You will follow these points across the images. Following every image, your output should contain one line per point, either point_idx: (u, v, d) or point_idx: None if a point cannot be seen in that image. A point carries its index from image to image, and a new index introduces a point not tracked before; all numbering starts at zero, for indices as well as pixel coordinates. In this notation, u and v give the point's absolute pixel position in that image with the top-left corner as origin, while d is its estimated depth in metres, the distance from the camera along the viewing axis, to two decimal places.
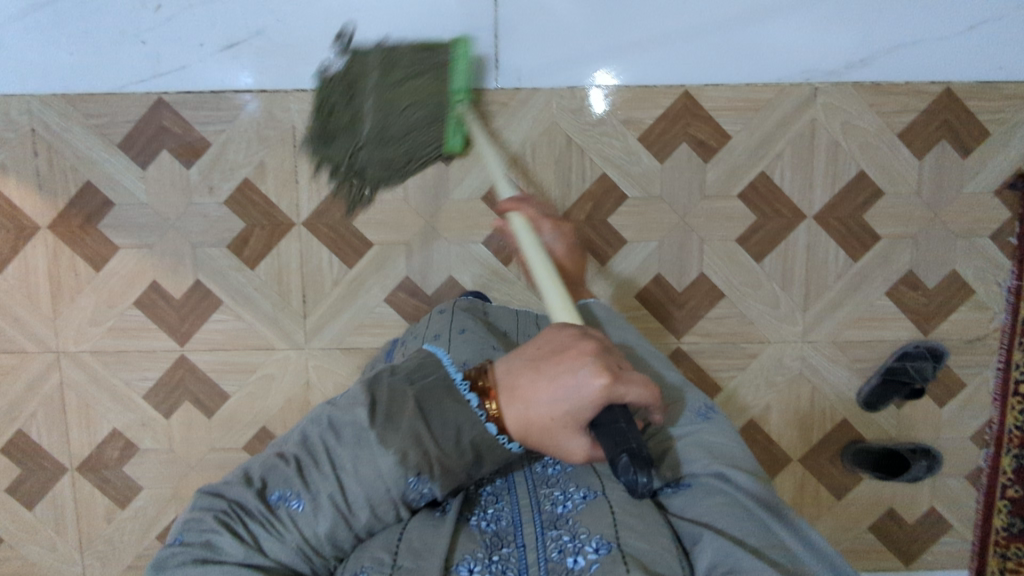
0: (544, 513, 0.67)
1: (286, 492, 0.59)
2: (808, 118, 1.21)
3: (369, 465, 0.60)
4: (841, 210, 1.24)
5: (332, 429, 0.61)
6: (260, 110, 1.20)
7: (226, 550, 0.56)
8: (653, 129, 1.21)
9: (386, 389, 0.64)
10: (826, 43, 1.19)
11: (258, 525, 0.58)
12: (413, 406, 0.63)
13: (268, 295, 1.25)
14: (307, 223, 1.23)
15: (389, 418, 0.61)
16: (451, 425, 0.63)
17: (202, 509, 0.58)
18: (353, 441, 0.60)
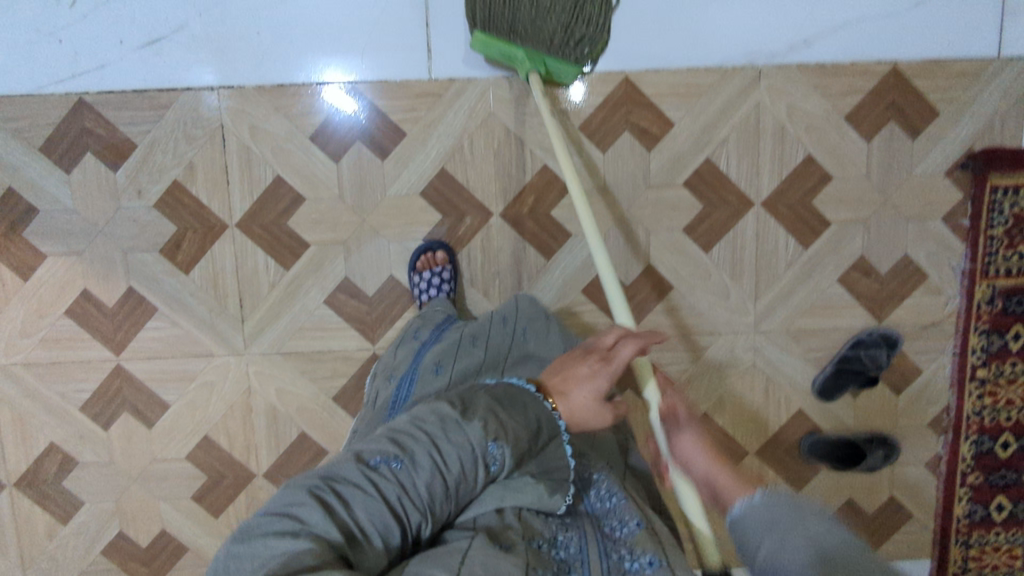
0: (613, 564, 0.76)
1: (384, 465, 0.69)
2: (752, 102, 1.18)
3: (454, 436, 0.72)
4: (790, 196, 1.21)
5: (418, 417, 0.74)
6: (185, 108, 1.16)
7: (317, 520, 0.63)
8: (594, 118, 1.18)
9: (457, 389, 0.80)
10: (769, 23, 1.16)
11: (353, 495, 0.66)
12: (485, 393, 0.78)
13: (204, 300, 1.22)
14: (241, 225, 1.19)
15: (469, 398, 0.77)
16: (521, 408, 0.77)
17: (309, 478, 0.68)
18: (435, 419, 0.73)
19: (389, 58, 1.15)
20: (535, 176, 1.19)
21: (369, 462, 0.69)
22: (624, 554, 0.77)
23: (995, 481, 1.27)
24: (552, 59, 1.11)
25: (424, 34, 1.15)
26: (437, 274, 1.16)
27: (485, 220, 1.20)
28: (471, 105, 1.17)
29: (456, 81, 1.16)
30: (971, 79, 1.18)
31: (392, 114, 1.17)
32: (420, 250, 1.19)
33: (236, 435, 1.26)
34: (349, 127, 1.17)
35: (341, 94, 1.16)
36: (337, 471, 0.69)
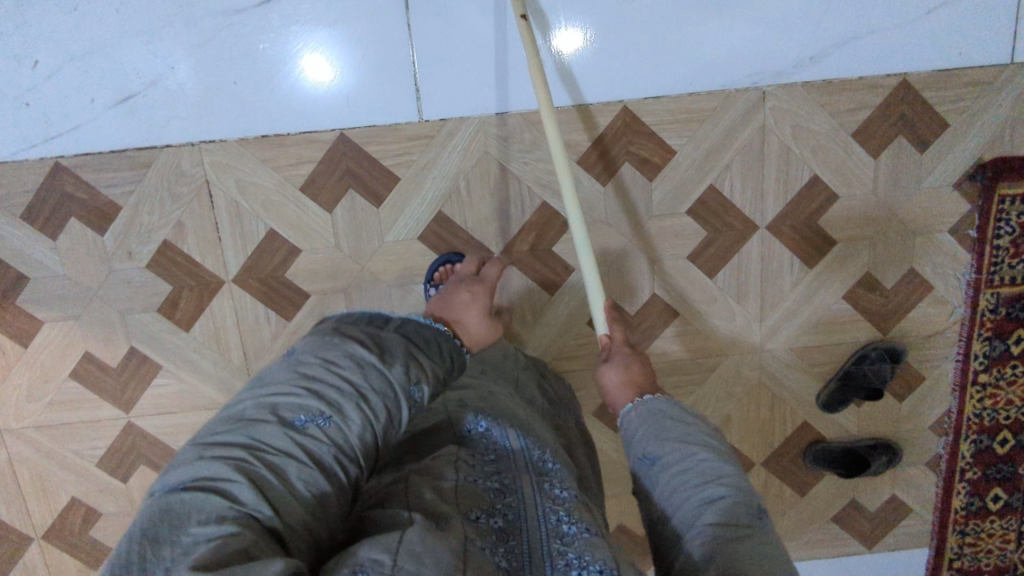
0: (551, 532, 0.60)
1: (304, 418, 0.64)
2: (756, 125, 1.13)
3: (370, 378, 0.69)
4: (795, 218, 1.18)
5: (324, 361, 0.69)
6: (167, 165, 1.11)
7: (242, 492, 0.56)
8: (593, 151, 1.14)
9: (354, 327, 0.75)
10: (772, 42, 1.10)
11: (276, 456, 0.60)
12: (388, 336, 0.76)
13: (208, 355, 1.21)
14: (238, 280, 1.17)
15: (376, 339, 0.74)
16: (437, 346, 0.81)
17: (210, 449, 0.59)
18: (349, 364, 0.69)
19: (376, 102, 1.10)
20: (534, 213, 1.16)
21: (283, 419, 0.63)
22: (561, 519, 0.62)
23: (992, 475, 1.30)
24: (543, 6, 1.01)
25: (411, 74, 1.09)
26: None
27: (485, 260, 1.18)
28: (464, 145, 1.12)
29: (448, 121, 1.11)
30: (983, 88, 1.13)
31: (383, 159, 1.12)
32: (438, 262, 1.16)
33: None
34: (339, 175, 1.13)
35: (329, 142, 1.11)
36: (246, 436, 0.61)
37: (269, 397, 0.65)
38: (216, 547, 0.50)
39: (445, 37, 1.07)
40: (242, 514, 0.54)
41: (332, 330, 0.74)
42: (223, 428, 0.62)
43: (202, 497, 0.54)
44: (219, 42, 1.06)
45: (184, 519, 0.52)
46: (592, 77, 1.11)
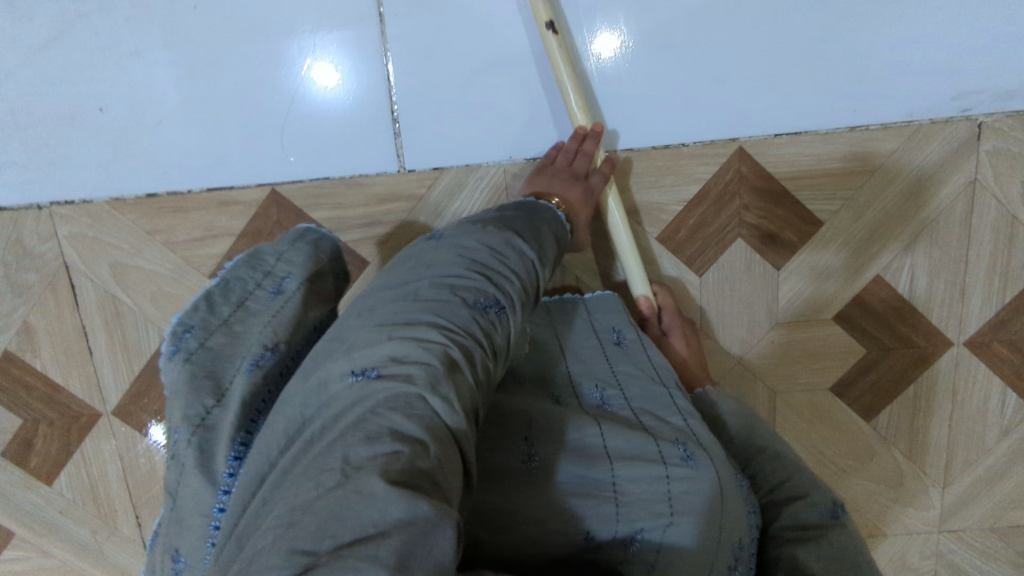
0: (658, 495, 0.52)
1: (481, 304, 0.47)
2: (961, 178, 0.68)
3: (532, 273, 0.52)
4: (1015, 329, 0.72)
5: (503, 243, 0.51)
6: (1, 237, 0.70)
7: (441, 399, 0.39)
8: (685, 219, 0.70)
9: (516, 215, 0.56)
10: (992, 40, 0.65)
11: (463, 358, 0.43)
12: (535, 222, 0.57)
13: (81, 520, 0.79)
14: (122, 412, 0.75)
15: (538, 228, 0.56)
16: (548, 224, 0.57)
17: (391, 350, 0.42)
18: (514, 252, 0.51)
19: (331, 141, 0.68)
20: None
21: (463, 300, 0.46)
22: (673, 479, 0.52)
23: None
24: None
25: (387, 94, 0.68)
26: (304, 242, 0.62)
27: None
28: (473, 207, 0.70)
29: (446, 170, 0.69)
30: None
31: (342, 232, 0.70)
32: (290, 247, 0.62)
33: None
34: None
35: (255, 205, 0.69)
36: (427, 325, 0.44)
37: (442, 275, 0.47)
38: (406, 457, 0.35)
39: (444, 36, 0.67)
40: (434, 423, 0.38)
41: (492, 213, 0.56)
42: (385, 335, 0.43)
43: (391, 381, 0.40)
44: (82, 44, 0.66)
45: (368, 417, 0.37)
46: (686, 100, 0.67)
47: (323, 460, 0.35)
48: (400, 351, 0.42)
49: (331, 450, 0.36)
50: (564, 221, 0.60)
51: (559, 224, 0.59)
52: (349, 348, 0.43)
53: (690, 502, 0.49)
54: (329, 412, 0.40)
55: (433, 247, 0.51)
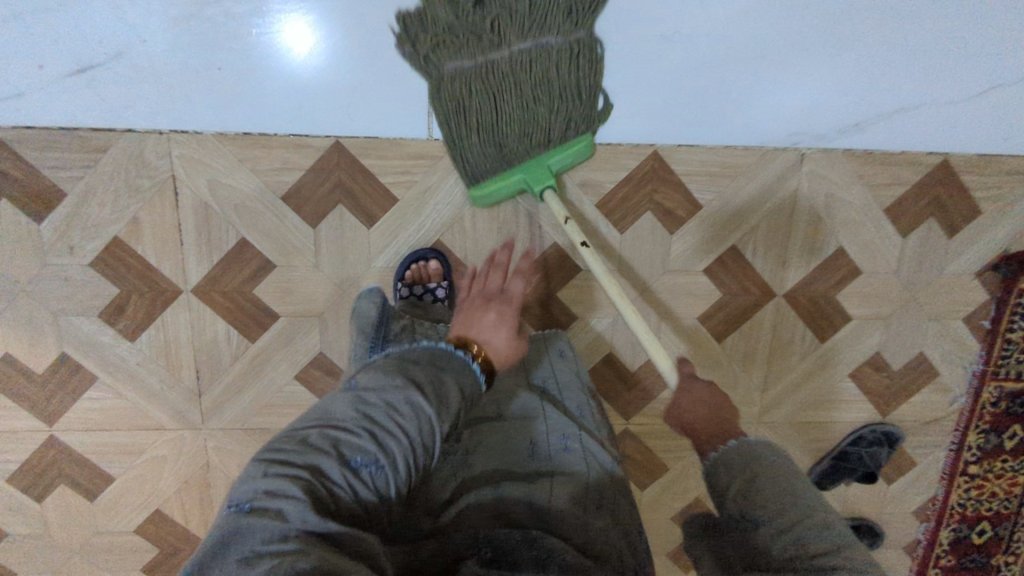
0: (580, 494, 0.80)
1: (360, 460, 0.55)
2: (789, 188, 1.06)
3: (427, 424, 0.60)
4: (814, 289, 1.11)
5: (398, 370, 0.62)
6: (127, 151, 0.95)
7: (306, 511, 0.49)
8: (615, 194, 1.04)
9: (417, 368, 0.64)
10: (846, 104, 1.00)
11: (338, 476, 0.53)
12: (433, 369, 0.65)
13: (154, 370, 1.06)
14: (198, 291, 1.02)
15: (439, 376, 0.65)
16: (458, 380, 0.67)
17: (266, 478, 0.51)
18: (411, 415, 0.59)
19: (386, 115, 0.94)
20: (542, 254, 1.06)
21: (342, 456, 0.54)
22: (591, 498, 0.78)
23: (966, 563, 1.32)
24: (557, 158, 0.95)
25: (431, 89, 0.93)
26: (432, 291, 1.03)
27: None
28: None
29: None
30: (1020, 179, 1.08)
31: (382, 176, 0.99)
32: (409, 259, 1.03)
33: (191, 509, 1.14)
34: (330, 187, 0.99)
35: (321, 149, 0.97)
36: (303, 464, 0.52)
37: (330, 428, 0.55)
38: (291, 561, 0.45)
39: None
40: (307, 530, 0.49)
41: (399, 352, 0.67)
42: (264, 462, 0.52)
43: (265, 520, 0.48)
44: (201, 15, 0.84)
45: (248, 549, 0.46)
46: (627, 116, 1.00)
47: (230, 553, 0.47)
48: (274, 483, 0.50)
49: (225, 564, 0.46)
50: (479, 377, 0.70)
51: (469, 375, 0.69)
52: (232, 488, 0.52)
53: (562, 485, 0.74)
54: (212, 537, 0.48)
55: (338, 395, 0.60)
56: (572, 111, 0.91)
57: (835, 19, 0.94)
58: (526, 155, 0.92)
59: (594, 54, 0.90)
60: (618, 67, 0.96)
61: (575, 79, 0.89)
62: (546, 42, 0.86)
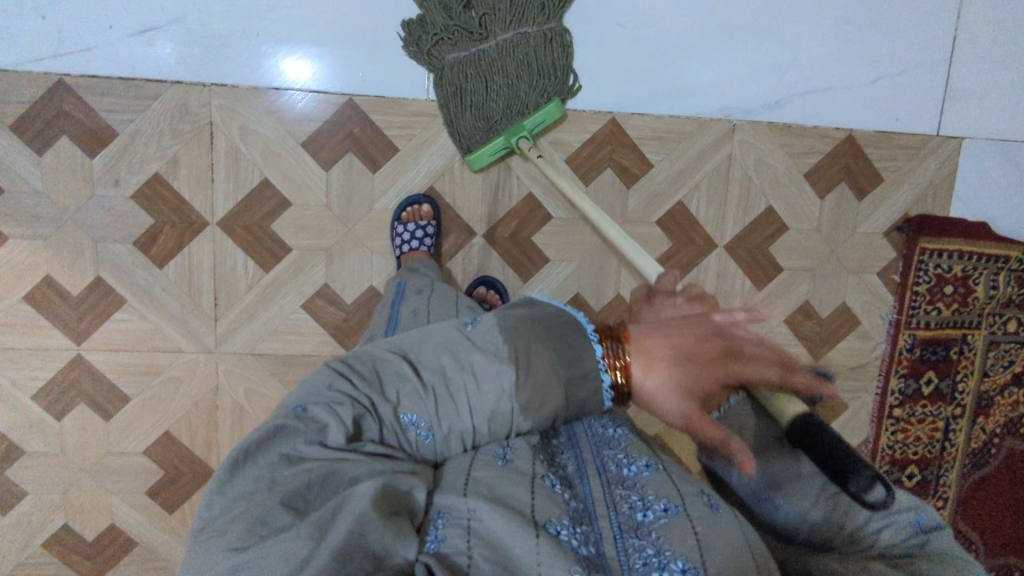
0: (610, 474, 0.70)
1: (416, 414, 0.66)
2: (724, 153, 1.28)
3: (503, 390, 0.66)
4: (750, 242, 1.32)
5: (506, 341, 0.67)
6: (174, 100, 1.14)
7: (337, 443, 0.61)
8: (580, 152, 1.24)
9: (525, 332, 0.68)
10: (764, 82, 1.26)
11: (375, 427, 0.64)
12: (552, 351, 0.67)
13: (177, 296, 1.20)
14: (222, 224, 1.18)
15: (539, 352, 0.67)
16: (560, 360, 0.67)
17: (323, 398, 0.63)
18: (492, 372, 0.66)
19: (388, 76, 1.18)
20: (520, 203, 1.25)
21: (400, 403, 0.65)
22: (620, 461, 0.71)
23: None
24: (530, 120, 1.17)
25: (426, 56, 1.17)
26: (421, 228, 1.18)
27: (468, 239, 1.25)
28: None
29: None
30: (912, 152, 1.32)
31: (386, 129, 1.19)
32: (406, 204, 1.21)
33: (198, 432, 1.25)
34: (343, 137, 1.18)
35: (336, 105, 1.17)
36: (356, 397, 0.64)
37: (406, 367, 0.67)
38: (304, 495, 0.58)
39: None
40: (327, 462, 0.60)
41: (512, 319, 0.69)
42: (329, 382, 0.64)
43: (308, 434, 0.61)
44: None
45: (276, 457, 0.60)
46: (590, 89, 1.23)
47: (272, 448, 0.60)
48: (325, 408, 0.62)
49: (270, 454, 0.60)
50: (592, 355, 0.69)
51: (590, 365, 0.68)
52: (303, 384, 0.65)
53: (566, 520, 0.61)
54: (267, 424, 0.61)
55: (452, 338, 0.69)
56: (547, 87, 1.17)
57: (745, 11, 1.23)
58: (507, 122, 1.16)
59: (565, 44, 1.17)
60: (579, 48, 1.21)
61: (548, 63, 1.16)
62: (525, 32, 1.14)
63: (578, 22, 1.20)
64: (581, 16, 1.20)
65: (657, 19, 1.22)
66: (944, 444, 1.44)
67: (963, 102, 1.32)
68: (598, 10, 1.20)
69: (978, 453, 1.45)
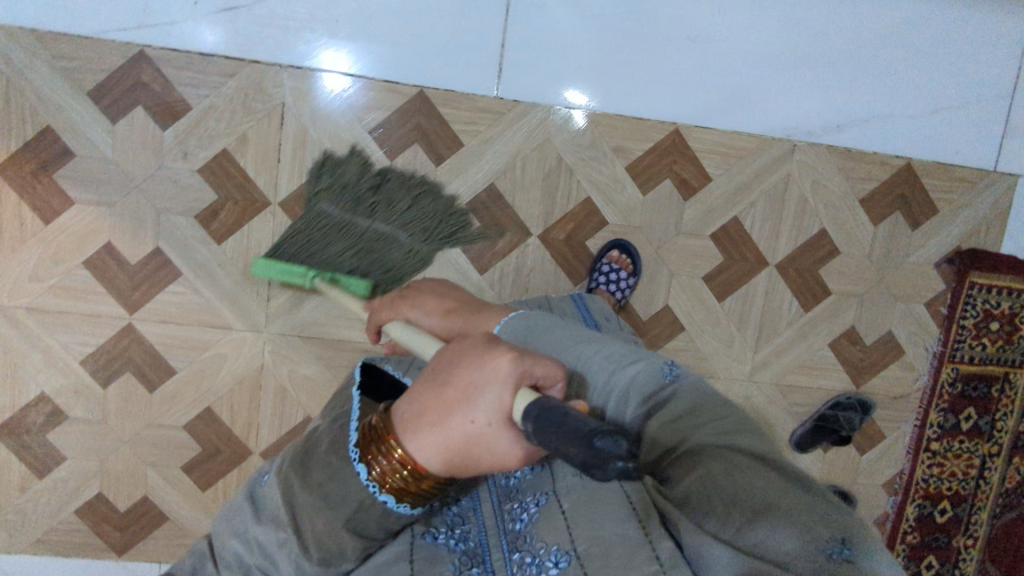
0: (507, 533, 0.66)
1: None
2: (783, 172, 1.28)
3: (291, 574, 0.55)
4: (800, 263, 1.32)
5: (287, 507, 0.54)
6: (248, 79, 1.15)
7: None
8: (641, 160, 1.25)
9: (306, 494, 0.54)
10: (825, 104, 1.28)
11: None
12: (330, 513, 0.53)
13: (232, 272, 1.21)
14: (284, 205, 1.20)
15: (322, 503, 0.54)
16: (346, 504, 0.53)
17: None
18: (276, 546, 0.55)
19: (459, 71, 1.19)
20: (577, 206, 1.25)
21: None
22: (521, 503, 0.67)
23: (929, 542, 1.45)
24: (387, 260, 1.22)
25: (498, 54, 1.19)
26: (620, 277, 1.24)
27: (522, 239, 1.25)
28: (528, 130, 1.22)
29: (519, 103, 1.21)
30: (968, 185, 1.33)
31: (453, 124, 1.20)
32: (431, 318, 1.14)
33: (239, 410, 1.25)
34: (410, 127, 1.19)
35: (408, 96, 1.18)
36: None
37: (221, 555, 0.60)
38: None
39: (536, 33, 1.19)
40: None
41: (292, 474, 0.56)
42: None
43: None
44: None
45: None
46: (656, 99, 1.24)
47: None
48: None
49: None
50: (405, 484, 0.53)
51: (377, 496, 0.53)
52: None
53: None
54: None
55: (239, 512, 0.59)
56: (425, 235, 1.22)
57: (808, 35, 1.26)
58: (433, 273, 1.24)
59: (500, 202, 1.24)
60: (648, 58, 1.23)
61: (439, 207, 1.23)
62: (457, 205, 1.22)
63: (648, 34, 1.22)
64: (651, 28, 1.22)
65: (724, 36, 1.24)
66: (978, 482, 1.43)
67: (1018, 141, 1.33)
68: (668, 23, 1.22)
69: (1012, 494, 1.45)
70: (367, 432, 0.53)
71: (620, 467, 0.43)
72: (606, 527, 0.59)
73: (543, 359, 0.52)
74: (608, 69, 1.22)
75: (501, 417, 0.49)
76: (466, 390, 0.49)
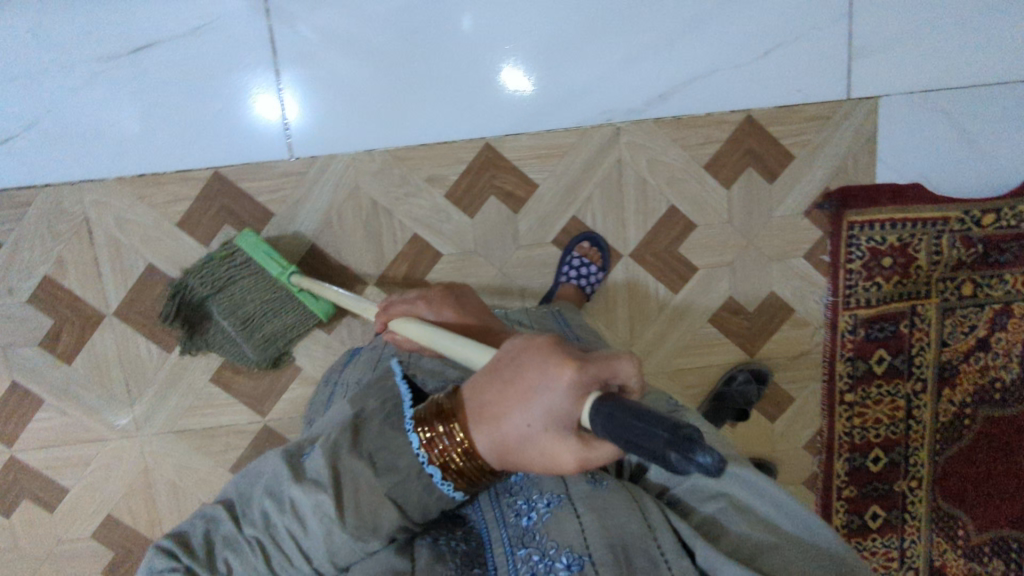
0: (510, 529, 0.63)
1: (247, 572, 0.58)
2: (613, 159, 1.21)
3: (329, 522, 0.56)
4: (657, 246, 1.25)
5: (332, 463, 0.56)
6: (47, 202, 1.15)
7: None
8: (459, 185, 1.20)
9: (350, 449, 0.56)
10: (643, 75, 1.18)
11: None
12: (378, 468, 0.56)
13: (90, 388, 1.23)
14: (118, 313, 1.20)
15: (374, 452, 0.56)
16: (394, 462, 0.56)
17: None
18: (312, 507, 0.56)
19: (249, 142, 1.16)
20: (407, 246, 1.22)
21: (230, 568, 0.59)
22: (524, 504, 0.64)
23: (869, 492, 1.38)
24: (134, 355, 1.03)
25: (281, 115, 1.16)
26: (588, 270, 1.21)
27: (361, 290, 1.23)
28: (334, 182, 1.19)
29: (318, 159, 1.18)
30: (822, 122, 1.22)
31: (258, 196, 1.18)
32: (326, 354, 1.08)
33: (139, 511, 1.29)
34: (217, 209, 1.18)
35: (205, 180, 1.17)
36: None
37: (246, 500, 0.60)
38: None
39: (315, 83, 1.15)
40: None
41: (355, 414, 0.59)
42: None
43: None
44: (92, 83, 1.12)
45: None
46: (457, 117, 1.18)
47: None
48: None
49: None
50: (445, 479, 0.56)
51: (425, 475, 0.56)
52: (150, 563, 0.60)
53: None
54: None
55: (275, 471, 0.59)
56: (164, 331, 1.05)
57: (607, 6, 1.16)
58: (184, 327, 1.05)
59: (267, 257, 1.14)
60: (440, 76, 1.16)
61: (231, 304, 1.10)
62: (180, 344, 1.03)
63: (433, 52, 1.15)
64: (434, 45, 1.15)
65: (514, 31, 1.15)
66: (908, 423, 1.35)
67: (868, 61, 1.20)
68: (449, 36, 1.15)
69: (948, 427, 1.35)
70: (436, 410, 0.55)
71: (706, 461, 0.39)
72: (624, 523, 0.60)
73: (614, 360, 0.47)
74: (399, 101, 1.17)
75: (555, 418, 0.47)
76: (531, 389, 0.48)
